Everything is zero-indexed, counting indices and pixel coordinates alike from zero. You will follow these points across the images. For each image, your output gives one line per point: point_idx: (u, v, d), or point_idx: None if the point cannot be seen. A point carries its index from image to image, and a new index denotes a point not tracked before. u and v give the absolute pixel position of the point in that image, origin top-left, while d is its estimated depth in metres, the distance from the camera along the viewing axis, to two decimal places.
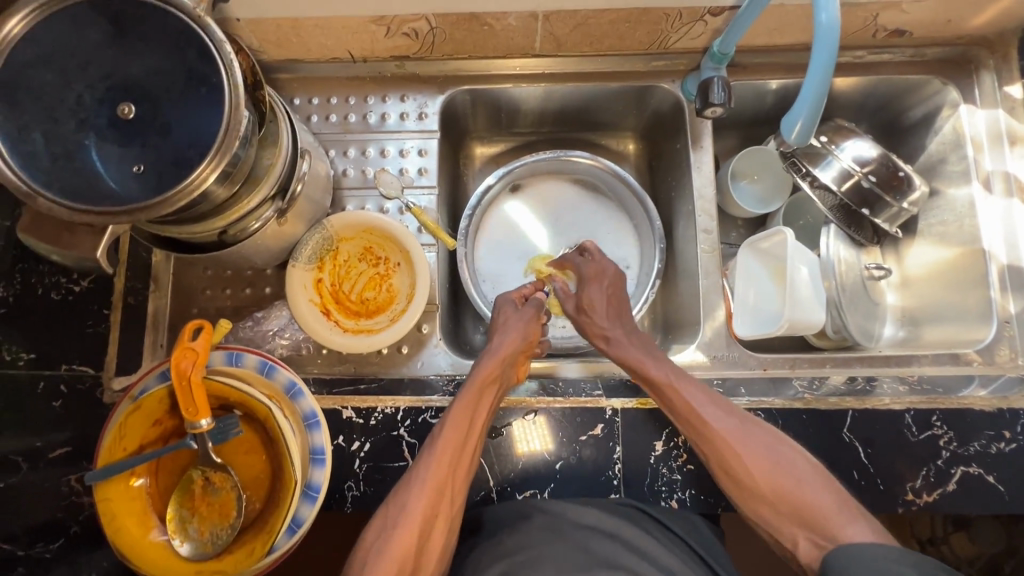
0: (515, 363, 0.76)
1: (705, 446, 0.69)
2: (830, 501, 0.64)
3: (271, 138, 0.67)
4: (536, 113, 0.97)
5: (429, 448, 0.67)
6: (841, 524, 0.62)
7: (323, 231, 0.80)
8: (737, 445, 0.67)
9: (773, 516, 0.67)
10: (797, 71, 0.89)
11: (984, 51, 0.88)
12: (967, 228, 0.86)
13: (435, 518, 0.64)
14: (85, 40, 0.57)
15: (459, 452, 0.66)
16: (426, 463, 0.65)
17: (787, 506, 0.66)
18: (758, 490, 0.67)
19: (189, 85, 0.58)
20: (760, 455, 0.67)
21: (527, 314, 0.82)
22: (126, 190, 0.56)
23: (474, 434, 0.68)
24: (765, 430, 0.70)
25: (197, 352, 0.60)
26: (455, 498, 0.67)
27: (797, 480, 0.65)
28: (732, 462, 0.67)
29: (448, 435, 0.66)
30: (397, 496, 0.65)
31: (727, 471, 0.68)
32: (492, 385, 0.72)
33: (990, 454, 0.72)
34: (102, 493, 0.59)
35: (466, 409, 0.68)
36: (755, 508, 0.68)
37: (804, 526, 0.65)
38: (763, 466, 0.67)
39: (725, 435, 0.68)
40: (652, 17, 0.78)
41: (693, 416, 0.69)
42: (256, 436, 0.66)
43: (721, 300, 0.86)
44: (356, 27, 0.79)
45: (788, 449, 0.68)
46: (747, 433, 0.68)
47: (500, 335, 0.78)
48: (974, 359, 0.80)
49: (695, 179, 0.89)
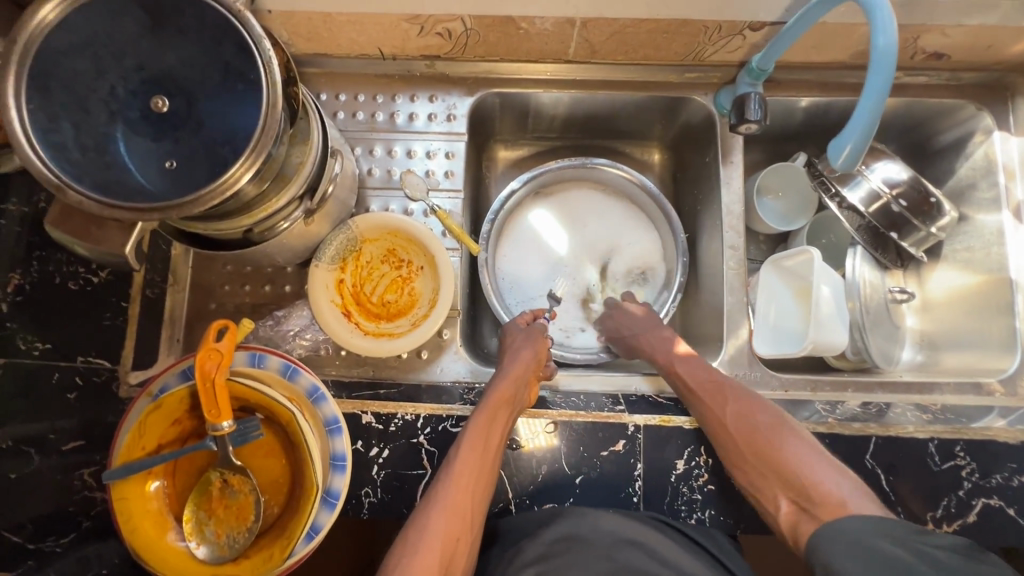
0: (528, 383, 0.73)
1: (695, 407, 0.72)
2: (813, 461, 0.63)
3: (301, 135, 0.66)
4: (564, 119, 0.96)
5: (445, 471, 0.66)
6: (819, 480, 0.61)
7: (348, 232, 0.79)
8: (723, 407, 0.69)
9: (756, 477, 0.65)
10: (831, 90, 0.88)
11: (1020, 79, 0.87)
12: (994, 255, 0.85)
13: (457, 540, 0.62)
14: (120, 29, 0.56)
15: (478, 473, 0.65)
16: (445, 485, 0.64)
17: (771, 467, 0.64)
18: (742, 450, 0.67)
19: (225, 81, 0.56)
20: (747, 416, 0.68)
21: (533, 334, 0.80)
22: (155, 187, 0.55)
23: (490, 455, 0.67)
24: (756, 399, 0.70)
25: (222, 353, 0.59)
26: (477, 520, 0.65)
27: (781, 438, 0.66)
28: (719, 420, 0.69)
29: (464, 458, 0.65)
30: (417, 520, 0.62)
31: (716, 433, 0.69)
32: (506, 406, 0.69)
33: (1012, 487, 0.72)
34: (118, 493, 0.58)
35: (479, 433, 0.66)
36: (740, 468, 0.67)
37: (784, 485, 0.63)
38: (746, 424, 0.67)
39: (716, 399, 0.70)
40: (692, 29, 0.77)
41: (693, 388, 0.72)
42: (276, 439, 0.65)
43: (745, 318, 0.85)
44: (389, 25, 0.78)
45: (775, 413, 0.69)
46: (738, 398, 0.70)
47: (510, 355, 0.76)
48: (996, 390, 0.80)
49: (723, 195, 0.88)
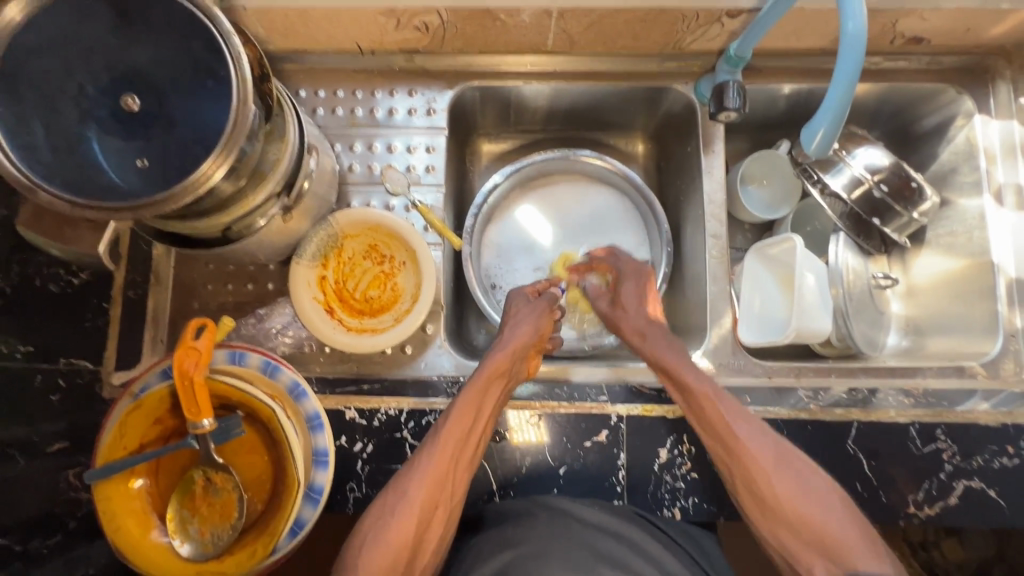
0: (527, 357, 0.73)
1: (724, 451, 0.66)
2: (858, 538, 0.58)
3: (278, 132, 0.65)
4: (546, 111, 0.96)
5: (432, 437, 0.65)
6: (863, 561, 0.56)
7: (328, 228, 0.79)
8: (766, 465, 0.63)
9: (794, 544, 0.61)
10: (813, 76, 0.87)
11: (1001, 61, 0.87)
12: (977, 240, 0.85)
13: (435, 508, 0.62)
14: (88, 28, 0.55)
15: (462, 441, 0.65)
16: (430, 451, 0.64)
17: (812, 538, 0.60)
18: (780, 512, 0.62)
19: (195, 78, 0.56)
20: (790, 479, 0.62)
21: (540, 306, 0.79)
22: (128, 187, 0.54)
23: (478, 425, 0.67)
24: (799, 459, 0.64)
25: (200, 351, 0.60)
26: (456, 490, 0.65)
27: (828, 508, 0.60)
28: (756, 474, 0.63)
29: (451, 427, 0.65)
30: (398, 483, 0.63)
31: (750, 488, 0.64)
32: (499, 379, 0.70)
33: (993, 468, 0.73)
34: (101, 492, 0.59)
35: (471, 402, 0.66)
36: (772, 528, 0.63)
37: (824, 557, 0.59)
38: (789, 489, 0.62)
39: (752, 452, 0.64)
40: (670, 17, 0.77)
41: (721, 424, 0.66)
42: (258, 436, 0.65)
43: (728, 307, 0.85)
44: (366, 19, 0.77)
45: (820, 478, 0.63)
46: (783, 458, 0.63)
47: (512, 327, 0.76)
48: (978, 372, 0.79)
49: (706, 184, 0.88)
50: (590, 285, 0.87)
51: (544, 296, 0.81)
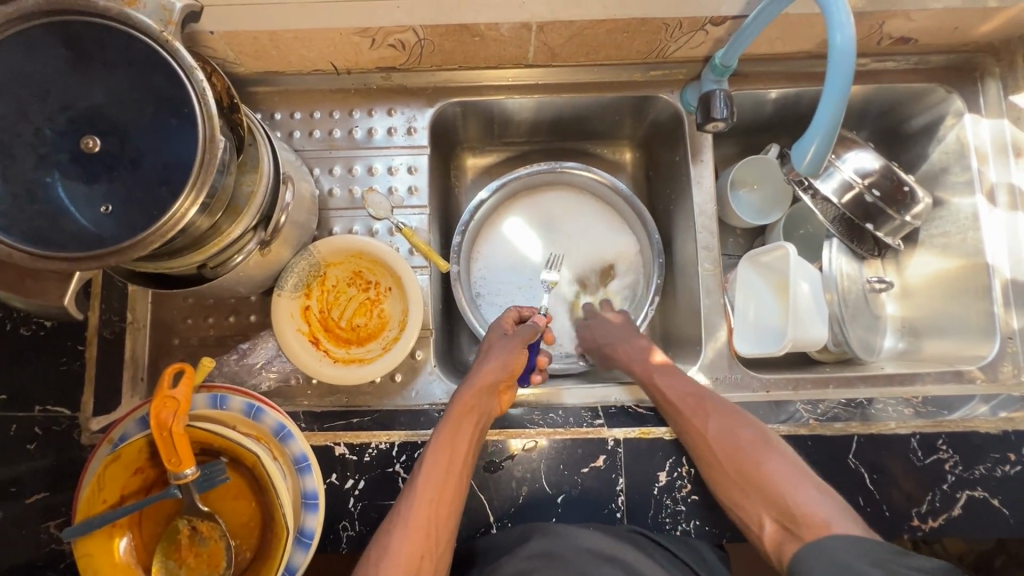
0: (498, 391, 0.72)
1: (677, 428, 0.70)
2: (795, 479, 0.62)
3: (251, 162, 0.63)
4: (530, 124, 0.93)
5: (408, 488, 0.65)
6: (801, 501, 0.60)
7: (310, 257, 0.76)
8: (708, 431, 0.68)
9: (745, 501, 0.64)
10: (800, 80, 0.86)
11: (989, 59, 0.85)
12: (970, 241, 0.84)
13: (421, 560, 0.60)
14: (41, 66, 0.53)
15: (442, 488, 0.64)
16: (408, 503, 0.63)
17: (757, 490, 0.63)
18: (726, 471, 0.66)
19: (159, 115, 0.54)
20: (730, 437, 0.67)
21: (516, 341, 0.77)
22: (92, 234, 0.52)
23: (456, 470, 0.65)
24: (738, 417, 0.69)
25: (178, 401, 0.57)
26: (445, 536, 0.63)
27: (772, 462, 0.64)
28: (701, 441, 0.68)
29: (427, 475, 0.64)
30: (381, 540, 0.62)
31: (699, 454, 0.68)
32: (470, 416, 0.68)
33: (995, 477, 0.71)
34: (81, 549, 0.56)
35: (442, 447, 0.65)
36: (723, 488, 0.66)
37: (768, 505, 0.62)
38: (729, 444, 0.66)
39: (697, 420, 0.69)
40: (652, 27, 0.75)
41: (668, 402, 0.71)
42: (245, 482, 0.62)
43: (722, 319, 0.84)
44: (339, 39, 0.75)
45: (757, 431, 0.68)
46: (724, 417, 0.69)
47: (480, 362, 0.75)
48: (977, 377, 0.79)
49: (696, 194, 0.86)
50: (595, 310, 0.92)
51: (518, 331, 0.79)
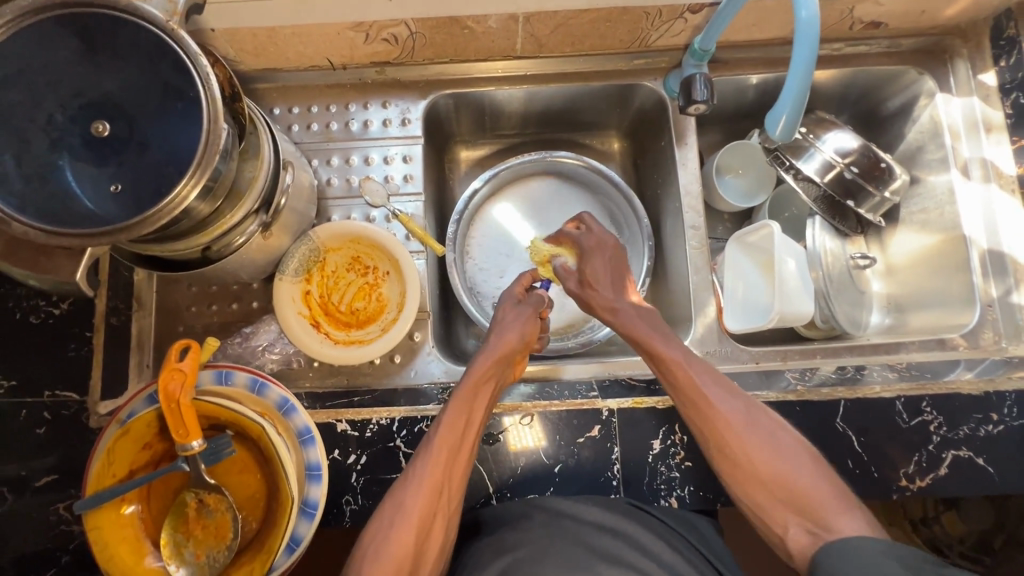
0: (513, 362, 0.75)
1: (701, 425, 0.68)
2: (828, 491, 0.62)
3: (252, 150, 0.66)
4: (520, 115, 0.97)
5: (424, 446, 0.66)
6: (834, 513, 0.61)
7: (310, 243, 0.79)
8: (739, 430, 0.66)
9: (770, 506, 0.64)
10: (778, 65, 0.89)
11: (957, 41, 0.89)
12: (948, 214, 0.87)
13: (433, 517, 0.63)
14: (54, 57, 0.56)
15: (456, 449, 0.66)
16: (423, 461, 0.65)
17: (785, 496, 0.64)
18: (756, 475, 0.65)
19: (165, 100, 0.57)
20: (762, 441, 0.66)
21: (527, 311, 0.80)
22: (101, 213, 0.54)
23: (472, 432, 0.67)
24: (770, 422, 0.68)
25: (185, 372, 0.59)
26: (455, 495, 0.66)
27: (802, 469, 0.64)
28: (731, 440, 0.66)
29: (443, 434, 0.66)
30: (394, 497, 0.64)
31: (726, 452, 0.66)
32: (487, 383, 0.71)
33: (979, 436, 0.74)
34: (91, 522, 0.58)
35: (462, 408, 0.67)
36: (747, 491, 0.66)
37: (796, 512, 0.63)
38: (761, 449, 0.65)
39: (726, 415, 0.67)
40: (633, 16, 0.79)
41: (697, 395, 0.68)
42: (250, 455, 0.64)
43: (711, 296, 0.86)
44: (334, 34, 0.78)
45: (787, 435, 0.67)
46: (752, 416, 0.67)
47: (499, 331, 0.77)
48: (959, 344, 0.81)
49: (681, 176, 0.89)
50: (558, 264, 0.87)
51: (528, 300, 0.83)
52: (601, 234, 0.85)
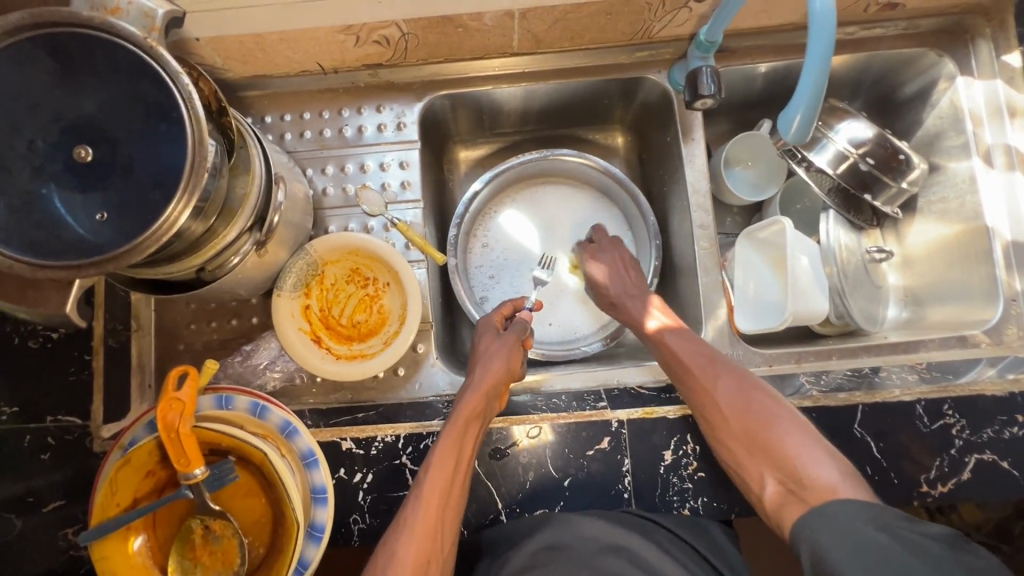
0: (499, 394, 0.72)
1: (685, 385, 0.70)
2: (804, 441, 0.63)
3: (243, 165, 0.63)
4: (520, 113, 0.93)
5: (416, 489, 0.65)
6: (808, 465, 0.61)
7: (307, 256, 0.77)
8: (708, 378, 0.69)
9: (741, 456, 0.65)
10: (788, 53, 0.85)
11: (979, 20, 0.84)
12: (969, 205, 0.84)
13: (429, 562, 0.61)
14: (30, 80, 0.53)
15: (447, 493, 0.64)
16: (414, 506, 0.63)
17: (756, 448, 0.64)
18: (731, 429, 0.66)
19: (149, 120, 0.54)
20: (732, 392, 0.68)
21: (508, 340, 0.77)
22: (90, 242, 0.52)
23: (461, 473, 0.66)
24: (745, 377, 0.70)
25: (184, 402, 0.58)
26: (449, 540, 0.64)
27: (784, 427, 0.64)
28: (708, 399, 0.68)
29: (432, 478, 0.64)
30: (387, 545, 0.62)
31: (700, 405, 0.69)
32: (475, 421, 0.68)
33: (1004, 439, 0.71)
34: (98, 553, 0.57)
35: (448, 453, 0.65)
36: (723, 446, 0.67)
37: (770, 466, 0.63)
38: (735, 402, 0.67)
39: (703, 375, 0.69)
40: (635, 7, 0.75)
41: (674, 357, 0.73)
42: (253, 479, 0.63)
43: (721, 297, 0.84)
44: (323, 38, 0.75)
45: (771, 400, 0.67)
46: (728, 374, 0.69)
47: (480, 365, 0.74)
48: (982, 341, 0.78)
49: (688, 173, 0.86)
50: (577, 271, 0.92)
51: (509, 329, 0.80)
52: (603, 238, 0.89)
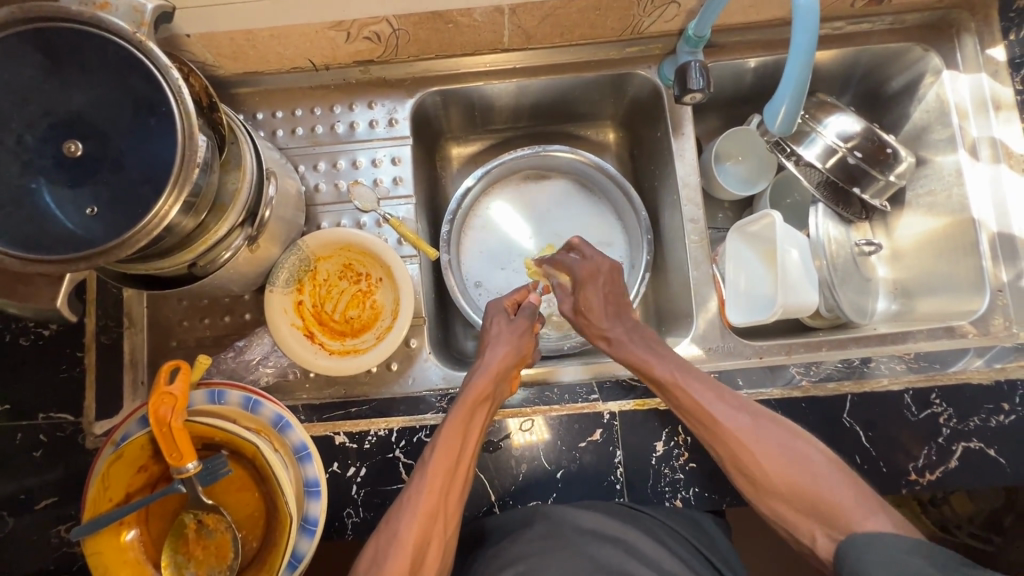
0: (508, 377, 0.73)
1: (716, 442, 0.67)
2: (852, 496, 0.62)
3: (234, 161, 0.63)
4: (511, 109, 0.94)
5: (421, 467, 0.65)
6: (858, 518, 0.61)
7: (299, 252, 0.77)
8: (750, 442, 0.66)
9: (794, 517, 0.66)
10: (776, 48, 0.86)
11: (964, 14, 0.85)
12: (956, 197, 0.84)
13: (429, 543, 0.61)
14: (19, 76, 0.53)
15: (452, 473, 0.65)
16: (419, 485, 0.64)
17: (804, 504, 0.64)
18: (774, 486, 0.65)
19: (138, 115, 0.54)
20: (778, 454, 0.65)
21: (520, 325, 0.78)
22: (80, 236, 0.53)
23: (467, 450, 0.66)
24: (780, 426, 0.68)
25: (176, 396, 0.59)
26: (449, 521, 0.64)
27: (823, 478, 0.63)
28: (746, 458, 0.66)
29: (438, 457, 0.65)
30: (389, 523, 0.63)
31: (740, 466, 0.66)
32: (483, 403, 0.69)
33: (990, 427, 0.72)
34: (91, 547, 0.57)
35: (456, 429, 0.66)
36: (766, 501, 0.67)
37: (820, 521, 0.63)
38: (778, 463, 0.65)
39: (737, 435, 0.66)
40: (623, 3, 0.75)
41: (701, 413, 0.68)
42: (246, 473, 0.63)
43: (712, 290, 0.84)
44: (314, 34, 0.75)
45: (807, 447, 0.66)
46: (761, 429, 0.67)
47: (491, 348, 0.75)
48: (968, 331, 0.79)
49: (678, 168, 0.86)
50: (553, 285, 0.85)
51: (521, 314, 0.80)
52: (595, 260, 0.81)
